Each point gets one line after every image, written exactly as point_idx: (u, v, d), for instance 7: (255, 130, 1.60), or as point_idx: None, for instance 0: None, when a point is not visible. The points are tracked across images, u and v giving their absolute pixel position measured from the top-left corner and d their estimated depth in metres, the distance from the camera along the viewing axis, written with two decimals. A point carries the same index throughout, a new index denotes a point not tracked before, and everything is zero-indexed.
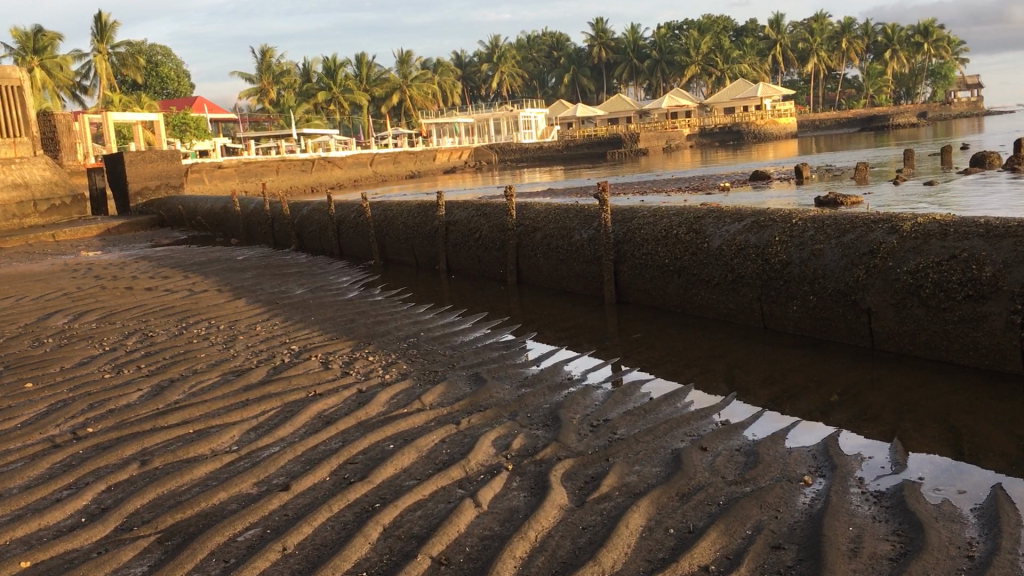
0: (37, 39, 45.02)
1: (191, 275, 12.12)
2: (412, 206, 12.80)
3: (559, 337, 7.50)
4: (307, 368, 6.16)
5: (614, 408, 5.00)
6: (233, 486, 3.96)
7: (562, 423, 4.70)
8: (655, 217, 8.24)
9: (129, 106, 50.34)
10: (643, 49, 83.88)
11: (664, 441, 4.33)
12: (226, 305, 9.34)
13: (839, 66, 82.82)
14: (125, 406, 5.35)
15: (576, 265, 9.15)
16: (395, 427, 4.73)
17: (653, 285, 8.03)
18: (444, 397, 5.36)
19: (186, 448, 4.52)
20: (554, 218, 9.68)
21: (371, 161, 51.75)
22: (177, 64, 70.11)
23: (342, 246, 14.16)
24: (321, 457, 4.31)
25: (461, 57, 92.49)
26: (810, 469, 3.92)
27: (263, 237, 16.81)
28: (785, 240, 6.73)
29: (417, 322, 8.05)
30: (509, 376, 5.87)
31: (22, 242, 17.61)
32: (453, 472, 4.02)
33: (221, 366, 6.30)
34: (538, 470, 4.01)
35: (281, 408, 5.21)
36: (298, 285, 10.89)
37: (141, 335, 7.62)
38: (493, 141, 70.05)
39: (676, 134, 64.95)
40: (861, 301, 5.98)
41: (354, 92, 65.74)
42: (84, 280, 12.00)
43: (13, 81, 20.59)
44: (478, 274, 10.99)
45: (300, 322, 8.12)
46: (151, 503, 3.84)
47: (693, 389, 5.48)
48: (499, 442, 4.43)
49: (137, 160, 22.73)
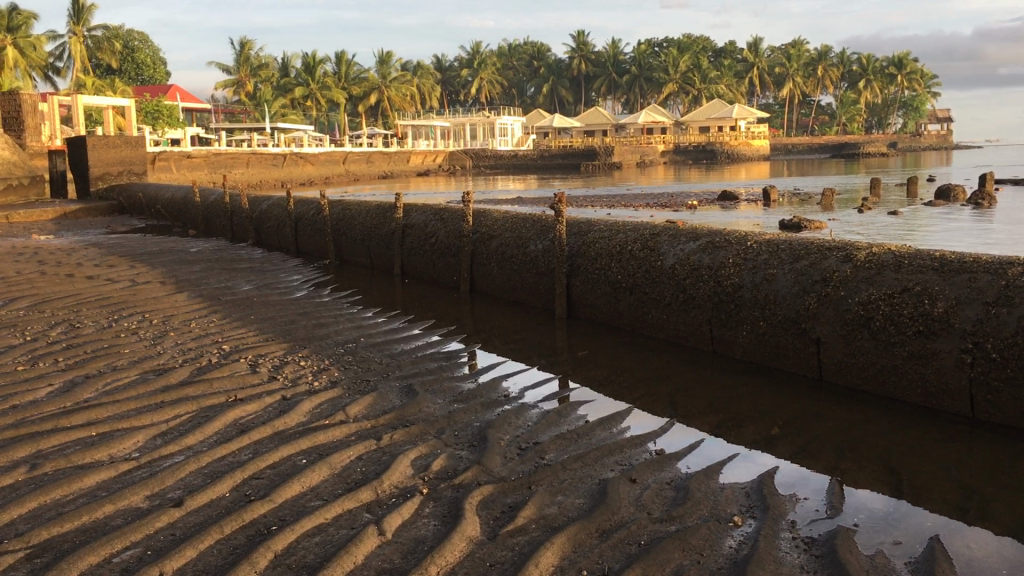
0: (12, 18, 44.08)
1: (137, 265, 11.73)
2: (370, 207, 12.50)
3: (504, 349, 7.26)
4: (233, 371, 5.85)
5: (547, 431, 4.75)
6: (122, 499, 3.66)
7: (489, 445, 4.44)
8: (611, 231, 8.02)
9: (100, 90, 49.56)
10: (623, 64, 84.27)
11: (593, 470, 4.09)
12: (166, 298, 8.98)
13: (814, 92, 83.67)
14: (30, 402, 5.02)
15: (529, 276, 8.92)
16: (312, 440, 4.45)
17: (605, 301, 7.81)
18: (370, 409, 5.07)
19: (85, 452, 4.21)
20: (511, 226, 9.44)
21: (343, 159, 51.33)
22: (153, 50, 69.17)
23: (299, 244, 13.84)
24: (225, 470, 4.02)
25: (441, 61, 92.27)
26: (740, 509, 3.70)
27: (221, 230, 16.42)
28: (738, 263, 6.54)
29: (360, 327, 7.74)
30: (444, 390, 5.61)
31: None
32: (363, 494, 3.75)
33: (143, 364, 5.99)
34: (453, 496, 3.75)
35: (196, 413, 4.91)
36: (246, 281, 10.55)
37: (67, 326, 7.26)
38: (469, 146, 69.90)
39: (651, 150, 65.31)
40: (811, 330, 5.80)
41: (331, 89, 65.30)
42: (25, 264, 11.53)
43: None
44: (432, 280, 10.72)
45: (237, 320, 7.80)
46: (30, 513, 3.52)
47: (632, 413, 5.24)
48: (418, 462, 4.17)
49: (99, 145, 22.10)
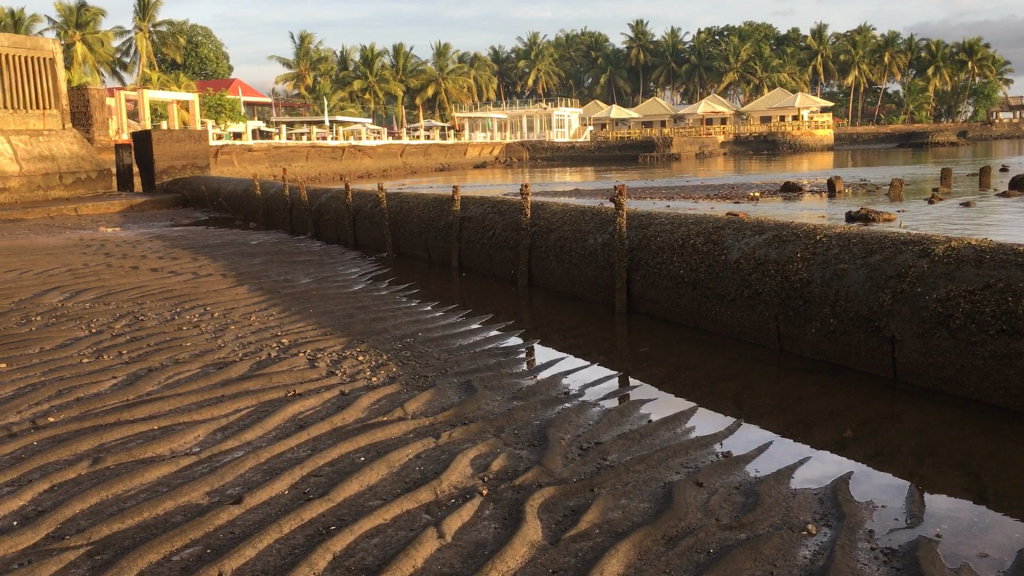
0: (80, 14, 45.18)
1: (200, 257, 11.86)
2: (428, 199, 12.44)
3: (564, 345, 7.14)
4: (292, 365, 5.85)
5: (609, 430, 4.64)
6: (182, 495, 3.65)
7: (550, 445, 4.34)
8: (673, 225, 7.84)
9: (166, 84, 50.54)
10: (681, 54, 83.29)
11: (658, 473, 3.97)
12: (227, 291, 9.04)
13: (879, 80, 81.67)
14: (94, 395, 5.04)
15: (589, 270, 8.78)
16: (370, 437, 4.40)
17: (666, 296, 7.65)
18: (428, 407, 5.00)
19: (145, 447, 4.21)
20: (570, 219, 9.30)
21: (401, 152, 51.67)
22: (216, 45, 70.49)
23: (358, 236, 13.88)
24: (284, 467, 3.99)
25: (498, 53, 92.43)
26: (815, 517, 3.55)
27: (281, 223, 16.55)
28: (807, 257, 6.33)
29: (417, 321, 7.70)
30: (503, 387, 5.52)
31: (43, 214, 17.38)
32: (422, 494, 3.68)
33: (204, 357, 6.01)
34: (514, 497, 3.66)
35: (255, 408, 4.90)
36: (305, 274, 10.60)
37: (131, 318, 7.34)
38: (526, 137, 69.81)
39: (710, 141, 64.50)
40: (884, 328, 5.59)
41: (389, 82, 66.20)
42: (92, 256, 11.72)
43: (45, 53, 20.13)
44: (490, 273, 10.64)
45: (297, 313, 7.81)
46: (91, 508, 3.52)
47: (697, 412, 5.09)
48: (478, 462, 4.09)
49: (164, 139, 22.42)
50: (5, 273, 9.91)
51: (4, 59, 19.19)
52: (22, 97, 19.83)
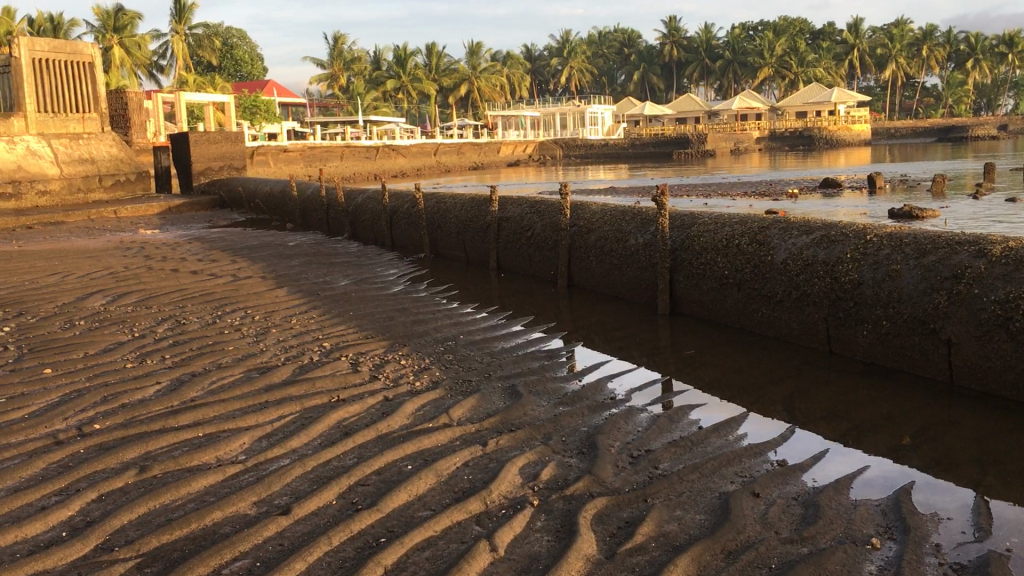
0: (118, 18, 45.76)
1: (239, 259, 11.89)
2: (465, 199, 12.38)
3: (607, 347, 7.04)
4: (335, 370, 5.81)
5: (659, 437, 4.54)
6: (230, 504, 3.61)
7: (600, 452, 4.25)
8: (717, 224, 7.70)
9: (202, 87, 51.03)
10: (715, 49, 82.60)
11: (713, 482, 3.86)
12: (267, 293, 9.04)
13: (918, 74, 80.42)
14: (139, 402, 5.03)
15: (630, 270, 8.67)
16: (417, 444, 4.34)
17: (710, 298, 7.52)
18: (473, 412, 4.94)
19: (191, 454, 4.18)
20: (610, 219, 9.19)
21: (434, 151, 51.75)
22: (251, 47, 71.11)
23: (395, 237, 13.85)
24: (331, 475, 3.93)
25: (531, 51, 92.45)
26: (878, 530, 3.44)
27: (318, 224, 16.57)
28: (857, 258, 6.17)
29: (458, 323, 7.64)
30: (548, 392, 5.44)
31: (84, 216, 17.57)
32: (471, 504, 3.61)
33: (247, 362, 5.99)
34: (565, 508, 3.58)
35: (300, 414, 4.86)
36: (344, 276, 10.59)
37: (174, 322, 7.35)
38: (559, 135, 69.62)
39: (744, 136, 63.99)
40: (940, 331, 5.43)
41: (422, 82, 66.36)
42: (133, 259, 11.79)
43: (84, 57, 20.35)
44: (529, 274, 10.56)
45: (337, 316, 7.77)
46: (139, 519, 3.49)
47: (748, 419, 4.97)
48: (527, 470, 4.01)
49: (202, 140, 22.57)
50: (48, 276, 9.99)
51: (45, 64, 19.42)
52: (62, 101, 20.08)
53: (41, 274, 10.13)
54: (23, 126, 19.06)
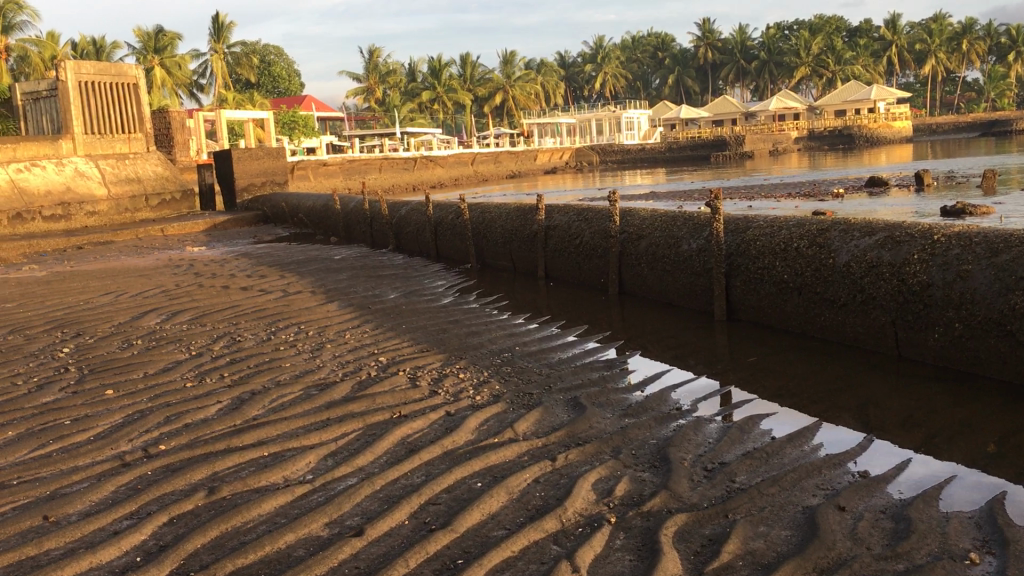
0: (158, 39, 46.85)
1: (287, 274, 11.92)
2: (510, 208, 12.30)
3: (665, 356, 6.91)
4: (394, 385, 5.75)
5: (732, 449, 4.41)
6: (302, 526, 3.55)
7: (672, 466, 4.13)
8: (773, 227, 7.54)
9: (242, 104, 51.67)
10: (751, 50, 81.94)
11: (795, 496, 3.74)
12: (318, 308, 9.04)
13: (959, 68, 79.11)
14: (202, 421, 5.00)
15: (683, 277, 8.53)
16: (484, 461, 4.26)
17: (769, 303, 7.36)
18: (538, 426, 4.84)
19: (258, 475, 4.14)
20: (661, 225, 9.07)
21: (472, 161, 51.86)
22: (288, 63, 71.99)
23: (440, 248, 13.82)
24: (400, 495, 3.86)
25: (565, 58, 92.62)
26: (974, 543, 3.30)
27: (362, 237, 16.59)
28: (925, 258, 5.98)
29: (513, 334, 7.55)
30: (611, 403, 5.33)
31: (131, 235, 17.77)
32: (547, 523, 3.52)
33: (305, 379, 5.95)
34: (645, 525, 3.47)
35: (363, 431, 4.80)
36: (392, 288, 10.56)
37: (229, 339, 7.35)
38: (595, 141, 69.43)
39: (783, 137, 63.33)
40: (1018, 333, 5.25)
41: (457, 92, 66.64)
42: (183, 277, 11.89)
43: (129, 78, 20.73)
44: (578, 282, 10.46)
45: (390, 330, 7.73)
46: (213, 542, 3.45)
47: (822, 428, 4.82)
48: (600, 486, 3.91)
49: (244, 157, 22.76)
50: (102, 296, 10.10)
51: (90, 86, 19.79)
52: (109, 123, 20.42)
53: (96, 294, 10.25)
54: (71, 148, 19.44)
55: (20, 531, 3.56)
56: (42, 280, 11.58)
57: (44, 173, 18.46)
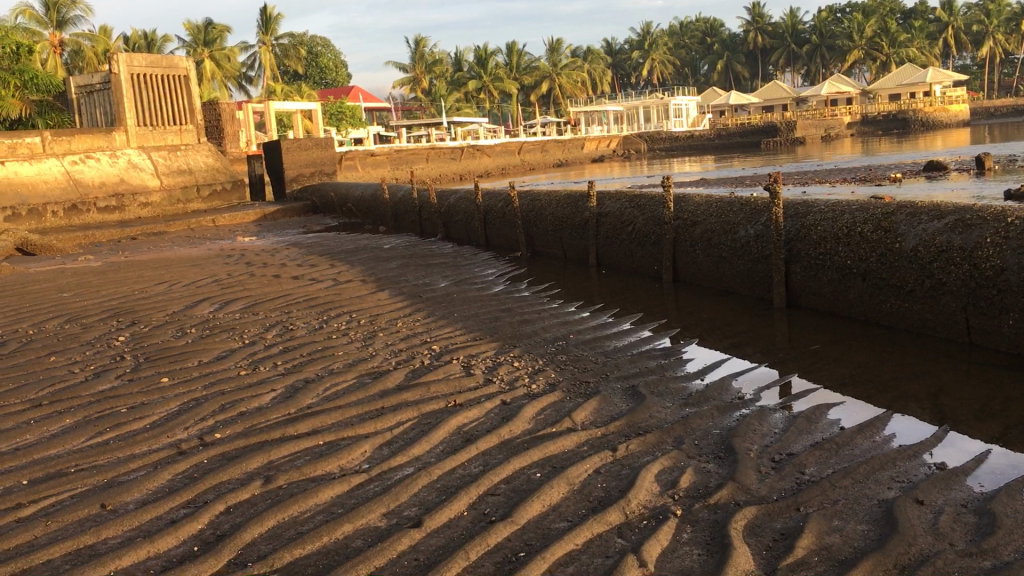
0: (208, 32, 47.45)
1: (337, 264, 11.92)
2: (561, 195, 12.15)
3: (724, 345, 6.73)
4: (448, 373, 5.67)
5: (799, 440, 4.25)
6: (359, 517, 3.48)
7: (738, 457, 3.99)
8: (835, 211, 7.31)
9: (290, 95, 52.10)
10: (802, 34, 80.50)
11: (868, 489, 3.59)
12: (369, 297, 8.99)
13: (1019, 49, 76.89)
14: (256, 410, 4.97)
15: (740, 264, 8.34)
16: (543, 451, 4.15)
17: (830, 288, 7.15)
18: (596, 416, 4.72)
19: (314, 464, 4.08)
20: (717, 211, 8.87)
21: (519, 149, 51.71)
22: (335, 54, 72.55)
23: (489, 236, 13.72)
24: (458, 485, 3.77)
25: (611, 46, 92.03)
26: None
27: (411, 226, 16.56)
28: (999, 242, 5.74)
29: (566, 323, 7.44)
30: (671, 392, 5.19)
31: (184, 227, 17.93)
32: (611, 515, 3.40)
33: (359, 367, 5.90)
34: (713, 519, 3.34)
35: (418, 420, 4.72)
36: (443, 277, 10.49)
37: (282, 328, 7.34)
38: (643, 128, 68.80)
39: (836, 121, 62.11)
40: None
41: (503, 81, 66.52)
42: (235, 266, 11.95)
43: (180, 70, 20.89)
44: (631, 270, 10.30)
45: (442, 318, 7.66)
46: (270, 532, 3.39)
47: (891, 418, 4.64)
48: (664, 477, 3.78)
49: (293, 148, 22.84)
50: (156, 285, 10.20)
51: (142, 79, 20.04)
52: (161, 114, 20.66)
53: (151, 283, 10.35)
54: (125, 140, 19.73)
55: (78, 520, 3.54)
56: (97, 270, 11.73)
57: (98, 166, 18.81)
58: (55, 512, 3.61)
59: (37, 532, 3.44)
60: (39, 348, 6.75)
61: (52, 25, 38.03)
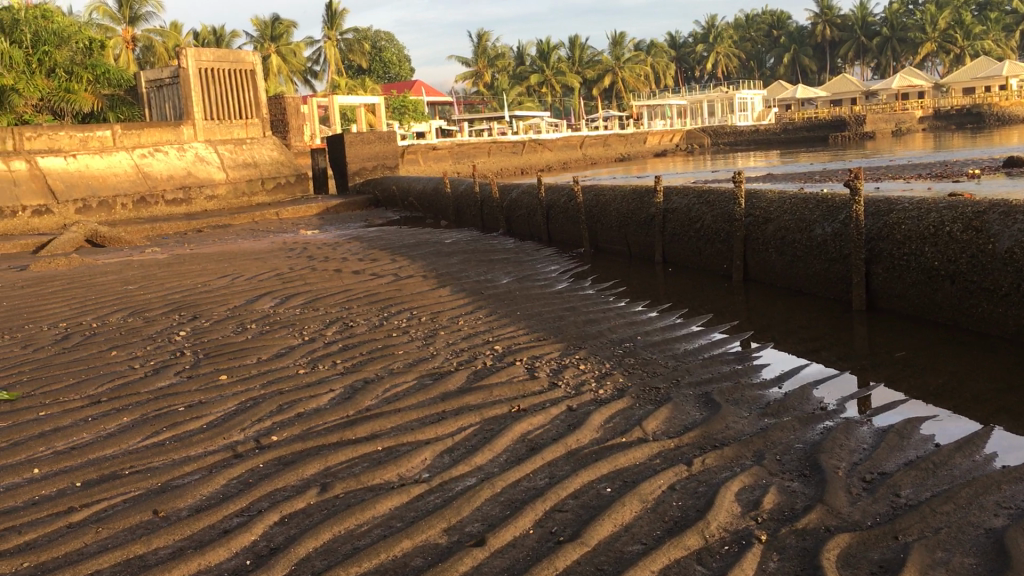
0: (275, 27, 48.21)
1: (399, 258, 11.78)
2: (627, 190, 11.83)
3: (801, 349, 6.38)
4: (511, 375, 5.45)
5: (892, 458, 3.93)
6: (419, 532, 3.28)
7: (826, 476, 3.69)
8: (920, 209, 6.89)
9: (354, 88, 52.46)
10: (872, 26, 78.46)
11: (974, 516, 3.27)
12: (430, 293, 8.81)
13: None
14: (315, 411, 4.82)
15: (817, 263, 7.96)
16: (613, 463, 3.91)
17: (916, 291, 6.75)
18: (668, 426, 4.45)
19: (372, 472, 3.90)
20: (791, 208, 8.49)
21: (581, 143, 51.31)
22: (399, 48, 72.88)
23: (552, 232, 13.46)
24: (523, 499, 3.55)
25: (675, 39, 91.02)
26: None
27: (473, 220, 16.38)
28: None
29: (633, 323, 7.16)
30: (748, 401, 4.89)
31: (248, 220, 18.01)
32: (690, 539, 3.15)
33: (419, 367, 5.71)
34: (802, 547, 3.07)
35: (481, 426, 4.51)
36: (505, 273, 10.27)
37: (342, 325, 7.19)
38: (707, 122, 67.80)
39: (907, 116, 60.44)
40: None
41: (566, 75, 66.18)
42: (297, 260, 11.88)
43: (246, 65, 21.05)
44: (699, 268, 9.96)
45: (505, 316, 7.43)
46: (325, 547, 3.21)
47: (990, 435, 4.28)
48: (745, 496, 3.51)
49: (356, 141, 22.82)
50: (219, 278, 10.17)
51: (209, 73, 20.24)
52: (227, 108, 20.81)
53: (212, 276, 10.32)
54: (192, 134, 19.95)
55: (130, 527, 3.42)
56: (162, 263, 11.78)
57: (166, 159, 19.02)
58: (107, 518, 3.49)
59: (86, 540, 3.31)
60: (101, 342, 6.70)
61: (125, 21, 38.84)
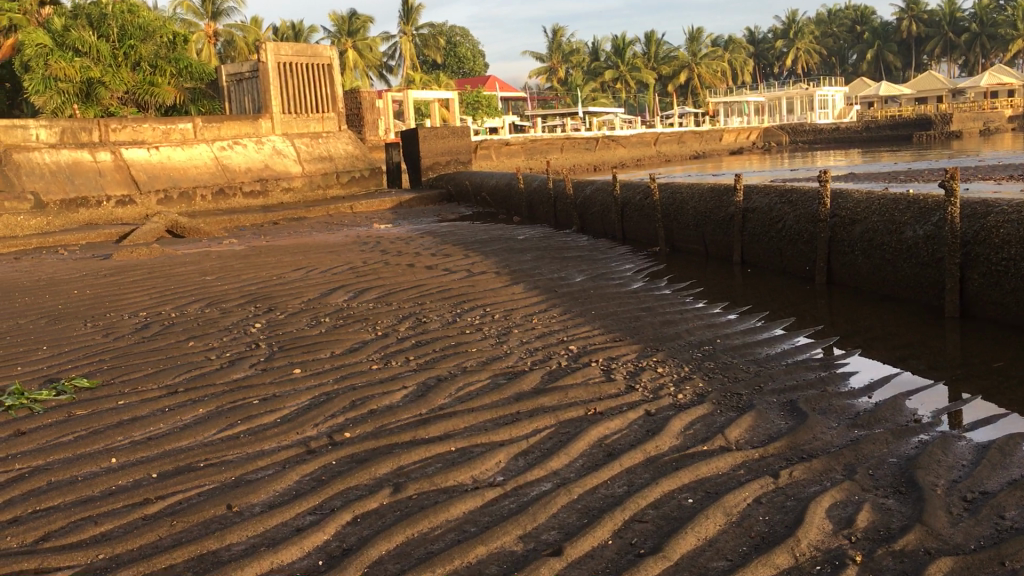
0: (352, 22, 48.76)
1: (471, 254, 11.71)
2: (705, 188, 11.56)
3: (890, 357, 6.10)
4: (587, 378, 5.31)
5: (995, 476, 3.69)
6: (494, 538, 3.18)
7: (924, 494, 3.47)
8: (1021, 212, 6.54)
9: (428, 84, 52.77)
10: (961, 21, 75.89)
11: None
12: (503, 290, 8.71)
13: None
14: (387, 408, 4.76)
15: (906, 267, 7.64)
16: (694, 473, 3.74)
17: (1014, 299, 6.41)
18: (752, 435, 4.27)
19: (446, 473, 3.81)
20: (880, 208, 8.17)
21: (655, 140, 50.76)
22: (474, 43, 73.11)
23: (626, 230, 13.25)
24: (602, 507, 3.43)
25: (754, 35, 89.44)
26: None
27: (546, 216, 16.26)
28: None
29: (712, 325, 6.95)
30: (836, 410, 4.67)
31: (323, 213, 18.18)
32: (778, 558, 2.99)
33: (492, 366, 5.62)
34: (901, 570, 2.89)
35: (556, 429, 4.39)
36: (578, 271, 10.11)
37: (414, 320, 7.15)
38: (785, 119, 66.47)
39: (996, 115, 58.35)
40: None
41: (641, 71, 65.59)
42: (370, 254, 11.91)
43: (324, 59, 21.26)
44: (780, 270, 9.66)
45: (579, 316, 7.29)
46: (398, 549, 3.13)
47: None
48: (837, 513, 3.32)
49: (431, 136, 22.89)
50: (294, 271, 10.23)
51: (289, 67, 20.51)
52: (305, 102, 21.07)
53: (288, 269, 10.40)
54: (270, 127, 20.24)
55: (204, 521, 3.39)
56: (239, 254, 11.94)
57: (245, 152, 19.34)
58: (181, 511, 3.47)
59: (162, 533, 3.30)
60: (179, 332, 6.77)
61: (208, 16, 39.77)
